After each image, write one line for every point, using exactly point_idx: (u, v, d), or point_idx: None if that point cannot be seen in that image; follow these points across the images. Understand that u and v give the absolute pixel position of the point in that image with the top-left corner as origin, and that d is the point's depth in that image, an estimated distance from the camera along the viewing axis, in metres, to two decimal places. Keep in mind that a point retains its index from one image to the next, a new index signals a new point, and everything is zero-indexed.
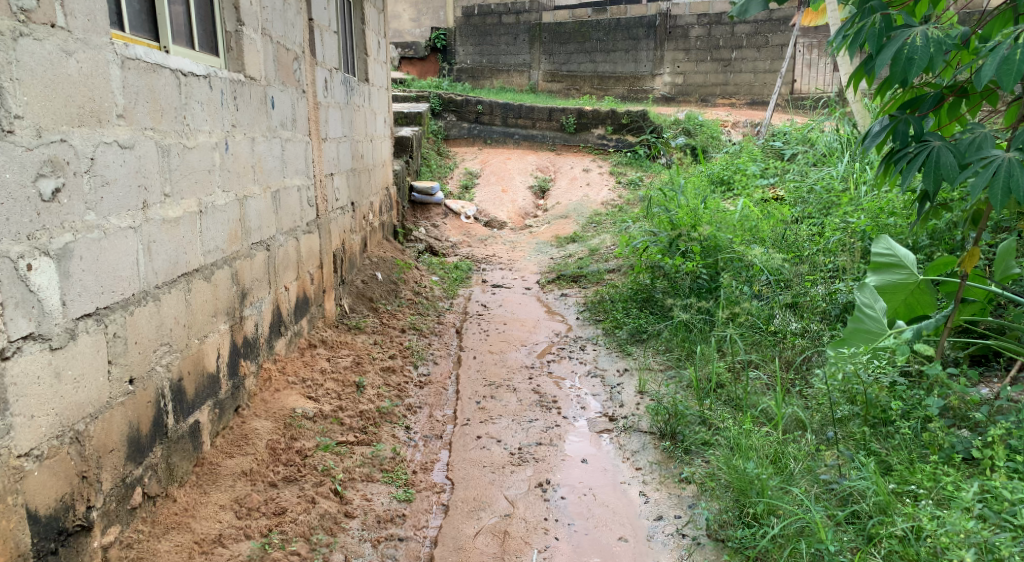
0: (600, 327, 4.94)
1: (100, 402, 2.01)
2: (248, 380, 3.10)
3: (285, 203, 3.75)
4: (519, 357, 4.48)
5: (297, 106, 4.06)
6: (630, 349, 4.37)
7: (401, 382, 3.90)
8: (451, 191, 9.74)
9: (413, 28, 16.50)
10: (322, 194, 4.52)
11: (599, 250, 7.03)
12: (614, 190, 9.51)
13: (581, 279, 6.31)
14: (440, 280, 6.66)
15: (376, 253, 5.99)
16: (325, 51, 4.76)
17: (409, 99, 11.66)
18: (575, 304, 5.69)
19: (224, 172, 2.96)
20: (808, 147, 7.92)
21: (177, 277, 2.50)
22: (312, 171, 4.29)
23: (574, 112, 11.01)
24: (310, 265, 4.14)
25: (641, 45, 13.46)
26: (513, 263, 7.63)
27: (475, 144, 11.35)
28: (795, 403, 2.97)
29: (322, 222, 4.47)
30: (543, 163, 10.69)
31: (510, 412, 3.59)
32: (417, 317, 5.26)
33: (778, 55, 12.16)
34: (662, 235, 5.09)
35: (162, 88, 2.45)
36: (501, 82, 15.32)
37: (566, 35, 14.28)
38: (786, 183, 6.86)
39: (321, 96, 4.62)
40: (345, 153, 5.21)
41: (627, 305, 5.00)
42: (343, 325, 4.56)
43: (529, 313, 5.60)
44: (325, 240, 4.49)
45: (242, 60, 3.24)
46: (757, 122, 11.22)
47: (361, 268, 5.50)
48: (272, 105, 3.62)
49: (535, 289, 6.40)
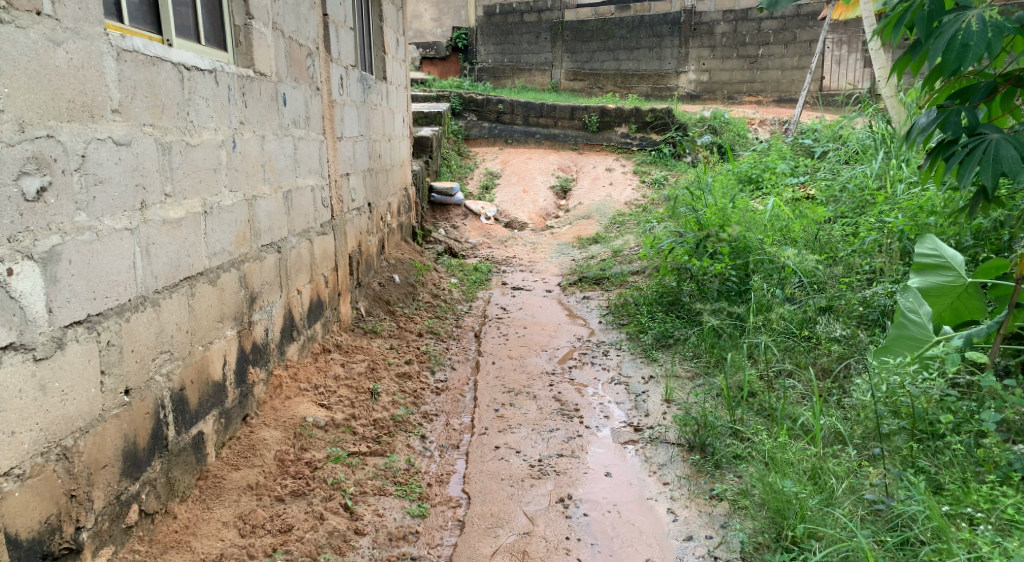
0: (623, 331, 4.77)
1: (91, 415, 1.89)
2: (257, 387, 2.97)
3: (298, 204, 3.63)
4: (539, 363, 4.33)
5: (311, 104, 3.94)
6: (655, 355, 4.21)
7: (418, 389, 3.77)
8: (471, 191, 9.61)
9: (435, 28, 16.45)
10: (338, 195, 4.40)
11: (622, 252, 6.86)
12: (638, 190, 9.34)
13: (604, 282, 6.14)
14: (459, 282, 6.52)
15: (394, 255, 5.87)
16: (340, 48, 4.64)
17: (429, 99, 11.57)
18: (597, 307, 5.54)
19: (231, 171, 2.84)
20: (839, 145, 7.68)
21: (180, 280, 2.38)
22: (326, 171, 4.18)
23: (597, 110, 10.84)
24: (324, 267, 4.02)
25: (665, 43, 13.25)
26: (534, 265, 7.48)
27: (496, 143, 11.20)
28: (835, 416, 2.79)
29: (337, 223, 4.35)
30: (565, 163, 10.53)
31: (530, 421, 3.44)
32: (436, 320, 5.13)
33: (806, 51, 11.91)
34: (689, 235, 4.94)
35: (162, 83, 2.33)
36: (523, 82, 15.17)
37: (589, 33, 14.10)
38: (818, 182, 6.64)
39: (336, 94, 4.50)
40: (362, 152, 5.09)
41: (653, 309, 4.83)
42: (359, 329, 4.44)
43: (551, 316, 5.45)
44: (340, 242, 4.37)
45: (251, 55, 3.12)
46: (785, 120, 10.98)
47: (379, 270, 5.38)
48: (284, 102, 3.51)
49: (556, 291, 6.25)
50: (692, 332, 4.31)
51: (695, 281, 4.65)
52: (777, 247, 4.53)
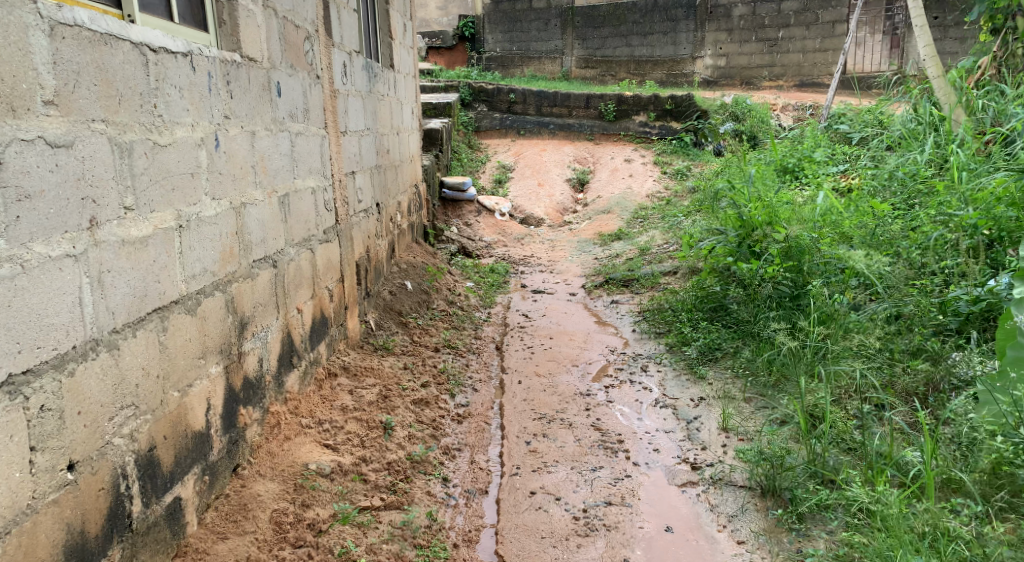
0: (662, 342, 4.32)
1: (15, 509, 1.46)
2: (250, 430, 2.52)
3: (296, 209, 3.16)
4: (571, 381, 3.87)
5: (309, 94, 3.48)
6: (703, 372, 3.75)
7: (436, 417, 3.30)
8: (484, 186, 9.15)
9: (440, 17, 15.95)
10: (343, 197, 3.95)
11: (650, 250, 6.39)
12: (660, 182, 8.88)
13: (633, 284, 5.68)
14: (475, 287, 6.07)
15: (405, 259, 5.41)
16: (344, 32, 4.18)
17: (437, 89, 11.07)
18: (628, 313, 5.09)
19: (214, 175, 2.37)
20: (879, 131, 7.16)
21: (147, 313, 1.92)
22: (329, 170, 3.71)
23: (613, 98, 10.34)
24: (328, 280, 3.56)
25: (680, 27, 12.74)
26: (554, 264, 7.02)
27: (508, 135, 10.71)
28: (945, 459, 2.31)
29: (342, 227, 3.88)
30: (581, 154, 10.05)
31: (567, 456, 2.98)
32: (453, 331, 4.68)
33: (829, 33, 11.39)
34: (733, 234, 4.49)
35: (122, 67, 1.87)
36: (533, 70, 14.62)
37: (600, 19, 13.55)
38: (861, 173, 6.14)
39: (340, 84, 4.05)
40: (369, 148, 4.64)
41: (695, 316, 4.38)
42: (369, 345, 3.98)
43: (579, 325, 4.98)
44: (346, 248, 3.91)
45: (237, 37, 2.66)
46: (808, 105, 10.53)
47: (390, 276, 4.92)
48: (278, 93, 3.04)
49: (581, 294, 5.80)
50: (744, 345, 3.86)
51: (741, 285, 4.20)
52: (834, 244, 4.08)
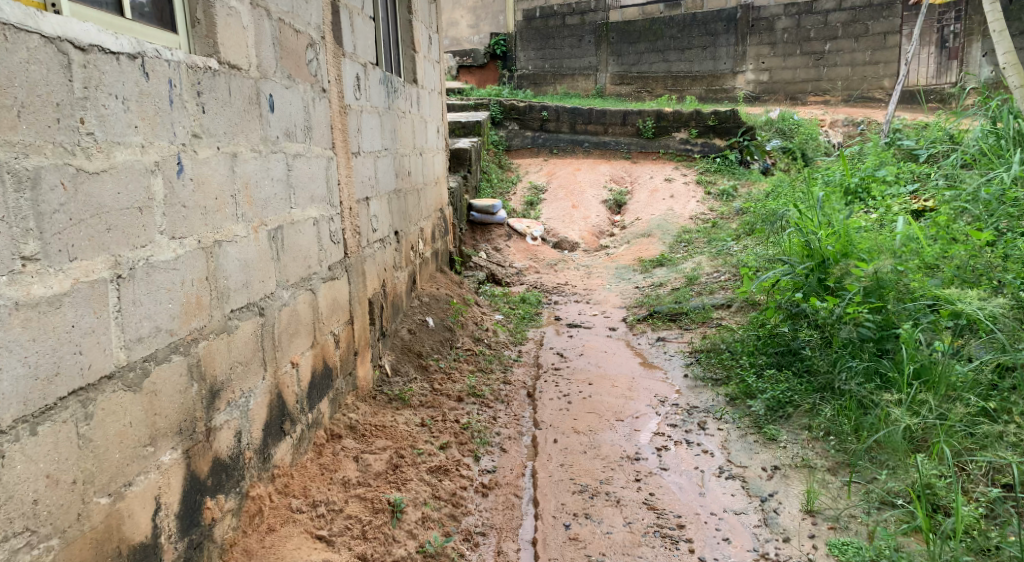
0: (721, 392, 3.80)
1: None
2: (221, 526, 2.03)
3: (292, 245, 2.67)
4: (616, 440, 3.34)
5: (312, 110, 3.00)
6: (775, 433, 3.23)
7: (457, 490, 2.78)
8: (514, 208, 8.65)
9: (472, 35, 15.56)
10: (354, 226, 3.46)
11: (699, 279, 5.82)
12: (703, 203, 8.36)
13: (681, 318, 5.12)
14: (505, 320, 5.55)
15: (426, 291, 4.91)
16: (357, 42, 3.73)
17: (466, 108, 10.63)
18: (678, 353, 4.57)
19: (174, 209, 1.88)
20: (951, 148, 6.59)
21: (58, 399, 1.49)
22: (337, 197, 3.24)
23: (652, 114, 9.81)
24: (333, 323, 3.07)
25: (719, 41, 12.18)
26: (591, 293, 6.49)
27: (540, 154, 10.22)
28: None
29: (352, 261, 3.40)
30: (617, 173, 9.52)
31: (616, 547, 2.49)
32: (479, 375, 4.17)
33: (880, 45, 10.75)
34: (801, 266, 4.03)
35: (27, 68, 1.44)
36: (566, 88, 14.14)
37: (636, 34, 13.04)
38: (937, 195, 5.54)
39: (352, 98, 3.59)
40: (386, 169, 4.17)
41: (759, 362, 3.86)
42: (383, 396, 3.49)
43: (622, 368, 4.43)
44: (356, 284, 3.42)
45: (214, 38, 2.18)
46: (860, 121, 9.99)
47: (409, 311, 4.42)
48: (270, 108, 2.56)
49: (622, 329, 5.26)
50: (822, 400, 3.32)
51: (814, 326, 3.67)
52: (925, 279, 3.52)
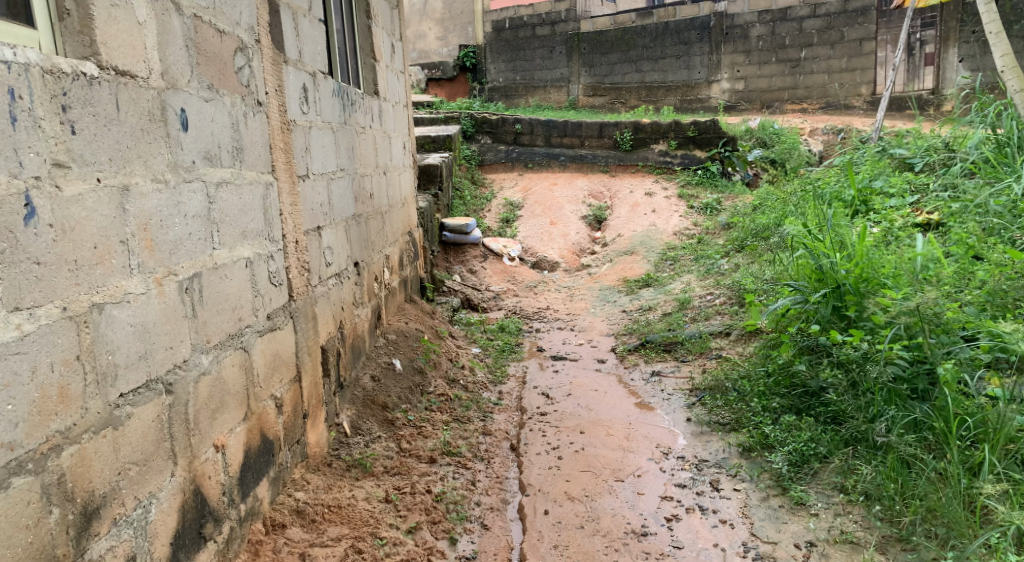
0: (730, 440, 3.32)
1: None
2: None
3: (215, 296, 2.15)
4: (618, 510, 2.87)
5: (242, 127, 2.47)
6: (804, 496, 2.76)
7: None
8: (489, 226, 8.15)
9: (441, 48, 15.21)
10: (302, 262, 2.95)
11: (691, 302, 5.36)
12: (687, 217, 7.95)
13: (677, 348, 4.64)
14: (482, 354, 5.03)
15: (394, 326, 4.40)
16: (303, 47, 3.21)
17: (436, 122, 10.14)
18: (677, 390, 4.09)
19: (15, 269, 1.39)
20: (948, 156, 6.22)
21: None
22: (278, 231, 2.72)
23: (629, 126, 9.40)
24: (275, 385, 2.56)
25: (693, 50, 11.82)
26: (575, 318, 6.01)
27: (515, 168, 9.73)
28: None
29: (300, 306, 2.89)
30: (596, 188, 9.06)
31: None
32: (455, 424, 3.67)
33: (856, 52, 10.47)
34: (813, 293, 3.59)
35: None
36: (538, 100, 13.69)
37: (608, 44, 12.62)
38: (943, 206, 5.13)
39: (297, 112, 3.07)
40: (342, 193, 3.65)
41: (772, 406, 3.38)
42: (341, 464, 2.99)
43: (615, 411, 3.93)
44: (304, 331, 2.89)
45: (91, 35, 1.64)
46: (841, 128, 9.69)
47: (374, 353, 3.90)
48: (183, 125, 2.03)
49: (611, 361, 4.78)
50: (855, 454, 2.85)
51: (835, 363, 3.22)
52: (959, 307, 3.10)
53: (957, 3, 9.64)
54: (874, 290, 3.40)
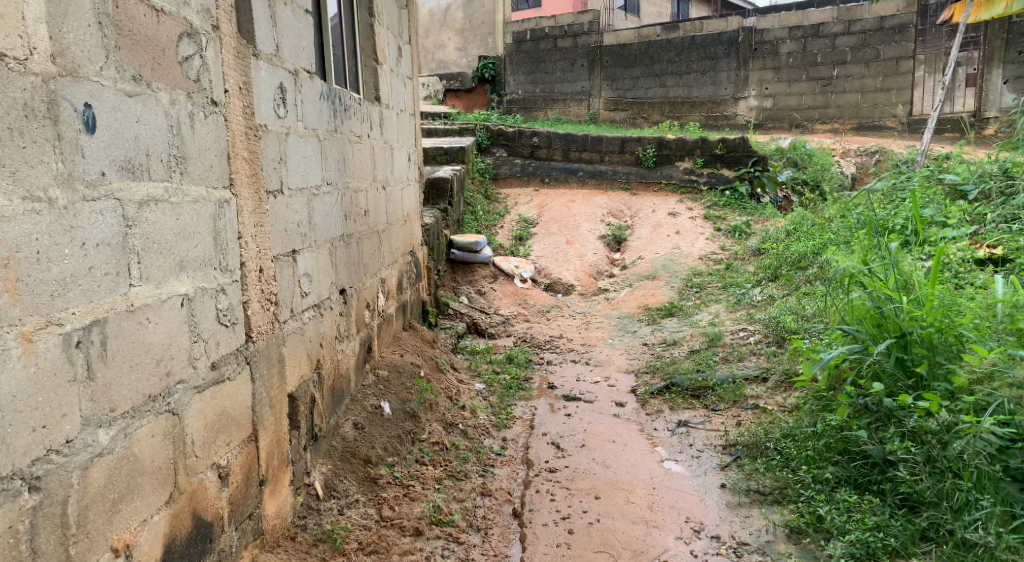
0: (776, 519, 2.79)
1: None
2: None
3: (131, 347, 1.67)
4: None
5: (185, 130, 1.97)
6: None
7: None
8: (501, 244, 7.65)
9: (460, 58, 14.79)
10: (267, 295, 2.44)
11: (722, 339, 4.82)
12: (713, 240, 7.43)
13: (706, 395, 4.10)
14: (486, 391, 4.50)
15: (387, 360, 3.89)
16: (282, 41, 2.74)
17: (451, 133, 9.66)
18: (708, 446, 3.55)
19: None
20: (1007, 185, 5.65)
21: None
22: (234, 260, 2.21)
23: (653, 142, 8.87)
24: (219, 451, 2.06)
25: (720, 65, 11.29)
26: (591, 349, 5.48)
27: (531, 184, 9.22)
28: None
29: (263, 348, 2.38)
30: (616, 206, 8.54)
31: None
32: (449, 482, 3.15)
33: (892, 71, 9.94)
34: (873, 343, 3.05)
35: None
36: (557, 113, 13.21)
37: (631, 58, 12.13)
38: (1010, 241, 4.58)
39: (271, 116, 2.59)
40: (328, 209, 3.16)
41: (826, 478, 2.83)
42: (307, 540, 2.48)
43: (636, 470, 3.39)
44: (266, 379, 2.39)
45: None
46: (875, 150, 9.18)
47: (360, 394, 3.39)
48: (91, 126, 1.57)
49: (631, 405, 4.24)
50: (936, 551, 2.32)
51: (906, 433, 2.69)
52: None
53: (1003, 22, 9.08)
54: (949, 342, 2.87)
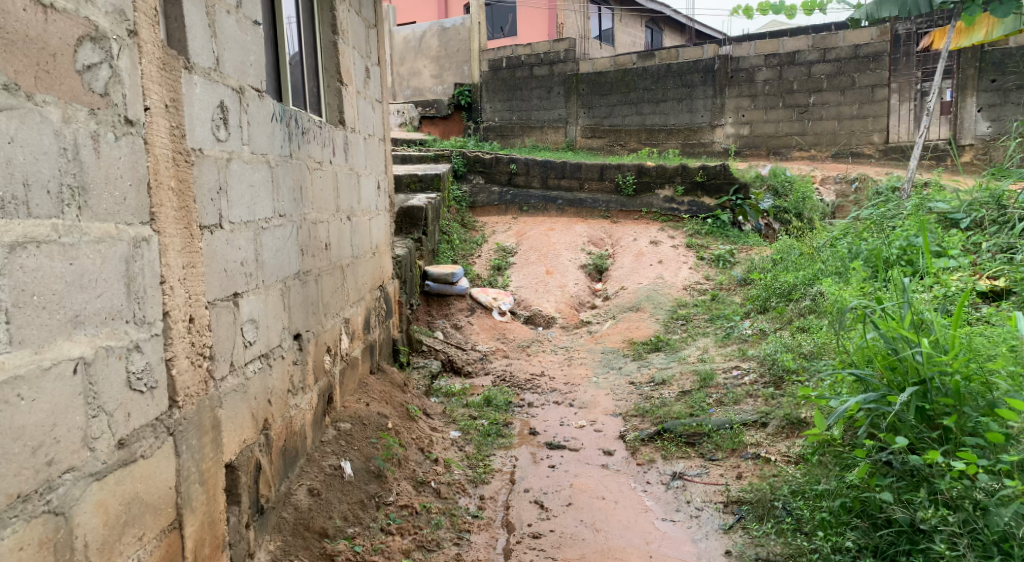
0: None
1: None
2: None
3: None
4: None
5: (87, 154, 1.60)
6: None
7: None
8: (478, 274, 7.31)
9: (435, 85, 14.52)
10: (199, 349, 2.06)
11: (714, 378, 4.48)
12: (697, 270, 7.14)
13: (701, 442, 3.75)
14: (462, 439, 4.12)
15: (351, 410, 3.50)
16: (224, 52, 2.39)
17: (426, 159, 9.34)
18: (710, 502, 3.19)
19: None
20: (1000, 214, 5.41)
21: None
22: (154, 311, 1.82)
23: (633, 168, 8.60)
24: (127, 550, 1.67)
25: (696, 93, 11.10)
26: (573, 388, 5.12)
27: (508, 212, 8.90)
28: None
29: (192, 414, 1.99)
30: (596, 234, 8.24)
31: None
32: (417, 555, 2.76)
33: (867, 99, 9.82)
34: (893, 390, 2.74)
35: None
36: (534, 140, 12.97)
37: (608, 85, 11.94)
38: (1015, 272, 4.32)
39: (207, 139, 2.23)
40: (280, 243, 2.79)
41: (849, 548, 2.48)
42: None
43: (629, 533, 3.02)
44: (196, 451, 2.00)
45: None
46: (855, 176, 9.01)
47: (318, 452, 3.00)
48: None
49: (619, 454, 3.88)
50: None
51: (940, 499, 2.36)
52: None
53: (975, 51, 8.97)
54: (976, 391, 2.57)
